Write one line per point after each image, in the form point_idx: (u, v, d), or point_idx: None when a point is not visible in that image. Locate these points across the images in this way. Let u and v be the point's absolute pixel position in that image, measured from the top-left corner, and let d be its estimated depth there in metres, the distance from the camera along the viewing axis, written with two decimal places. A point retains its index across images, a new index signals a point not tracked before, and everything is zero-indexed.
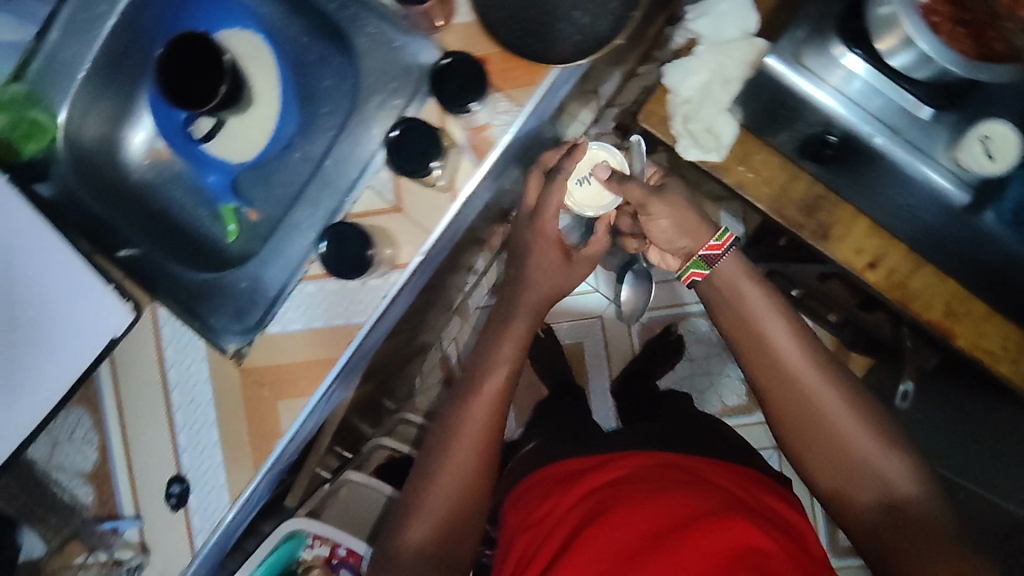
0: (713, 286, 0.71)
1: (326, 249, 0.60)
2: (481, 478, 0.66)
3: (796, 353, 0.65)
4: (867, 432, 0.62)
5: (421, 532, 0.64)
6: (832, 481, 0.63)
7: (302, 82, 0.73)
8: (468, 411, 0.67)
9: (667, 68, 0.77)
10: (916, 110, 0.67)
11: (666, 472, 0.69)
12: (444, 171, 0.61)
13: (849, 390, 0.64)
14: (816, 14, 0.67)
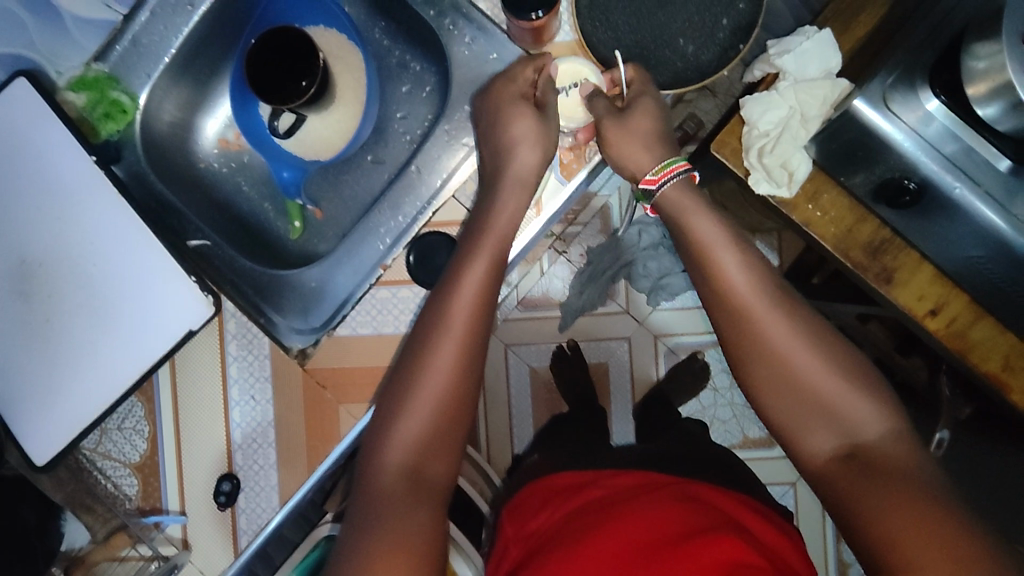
0: (664, 216, 0.63)
1: (412, 259, 0.63)
2: (452, 404, 0.56)
3: (755, 286, 0.57)
4: (834, 372, 0.55)
5: (406, 448, 0.54)
6: (789, 430, 0.56)
7: (383, 86, 0.73)
8: (445, 317, 0.57)
9: (747, 99, 0.77)
10: (994, 160, 0.66)
11: (663, 487, 0.69)
12: (542, 191, 0.66)
13: (812, 328, 0.57)
14: (908, 58, 0.66)
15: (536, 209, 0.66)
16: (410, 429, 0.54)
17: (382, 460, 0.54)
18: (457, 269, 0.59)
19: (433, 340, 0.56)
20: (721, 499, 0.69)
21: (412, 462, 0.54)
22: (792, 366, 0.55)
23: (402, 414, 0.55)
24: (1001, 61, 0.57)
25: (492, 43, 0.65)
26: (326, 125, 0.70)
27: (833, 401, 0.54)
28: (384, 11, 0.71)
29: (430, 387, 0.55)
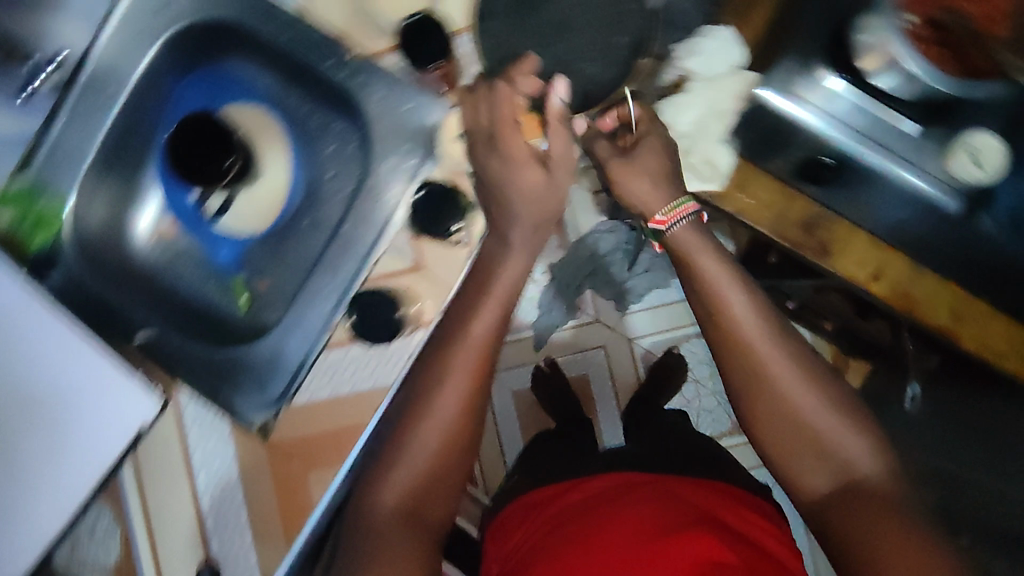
0: (669, 251, 0.71)
1: (355, 318, 0.64)
2: (446, 451, 0.64)
3: (752, 321, 0.67)
4: (831, 415, 0.65)
5: (399, 492, 0.63)
6: (787, 457, 0.66)
7: (309, 150, 0.73)
8: (448, 381, 0.64)
9: (662, 104, 0.78)
10: (898, 122, 0.74)
11: (650, 496, 0.76)
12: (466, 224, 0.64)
13: (810, 369, 0.66)
14: (801, 50, 0.74)
15: (466, 246, 0.64)
16: (410, 471, 0.63)
17: (377, 504, 0.63)
18: (448, 344, 0.64)
19: (431, 395, 0.64)
20: (700, 494, 0.77)
21: (404, 503, 0.63)
22: (795, 408, 0.65)
23: (396, 464, 0.63)
24: (886, 36, 0.66)
25: (399, 96, 0.64)
26: (258, 198, 0.73)
27: (831, 443, 0.64)
28: (296, 78, 0.71)
29: (425, 439, 0.64)
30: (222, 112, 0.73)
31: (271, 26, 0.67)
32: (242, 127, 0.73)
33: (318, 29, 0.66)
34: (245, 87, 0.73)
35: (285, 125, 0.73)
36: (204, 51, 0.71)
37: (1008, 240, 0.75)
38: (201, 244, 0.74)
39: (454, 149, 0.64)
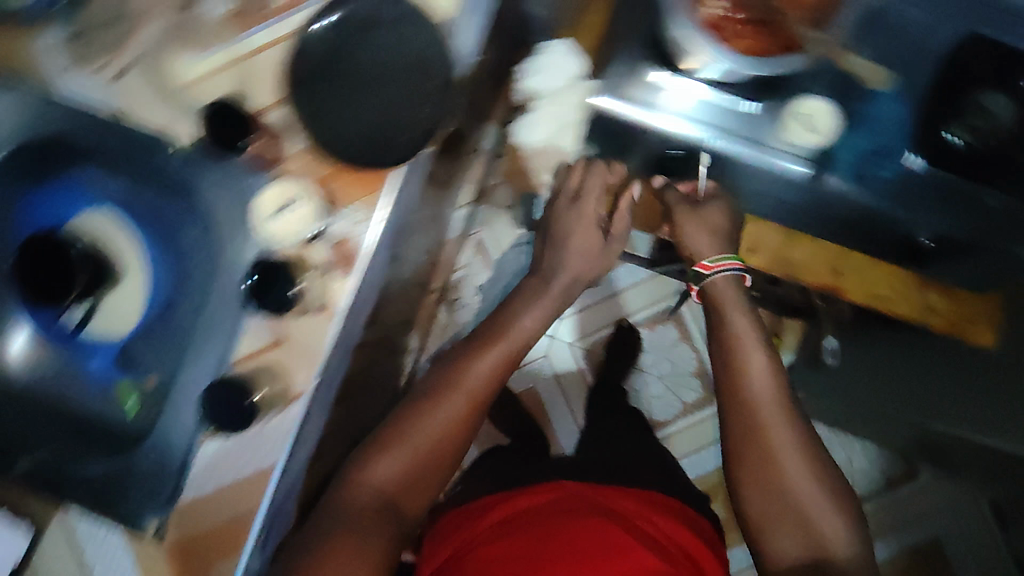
0: (705, 298, 0.80)
1: (211, 404, 0.62)
2: (440, 451, 0.66)
3: (764, 383, 0.71)
4: (820, 491, 0.66)
5: (386, 479, 0.64)
6: (761, 522, 0.68)
7: (167, 240, 0.71)
8: (450, 390, 0.67)
9: (517, 128, 0.88)
10: (737, 104, 0.72)
11: (591, 505, 0.81)
12: (311, 290, 0.62)
13: (808, 446, 0.69)
14: (627, 54, 0.74)
15: (324, 310, 0.62)
16: (411, 449, 0.65)
17: (372, 473, 0.64)
18: (435, 397, 0.67)
19: (431, 400, 0.67)
20: (632, 503, 0.84)
21: (386, 493, 0.63)
22: (786, 477, 0.67)
23: (388, 451, 0.65)
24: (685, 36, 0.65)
25: (234, 178, 0.64)
26: (122, 299, 0.70)
27: (813, 514, 0.65)
28: (139, 174, 0.69)
29: (424, 431, 0.65)
30: (69, 222, 0.69)
31: (100, 130, 0.66)
32: (92, 233, 0.70)
33: (143, 125, 0.65)
34: (93, 190, 0.71)
35: (139, 219, 0.71)
36: (45, 164, 0.69)
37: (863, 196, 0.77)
38: (76, 358, 0.70)
39: (281, 223, 0.62)
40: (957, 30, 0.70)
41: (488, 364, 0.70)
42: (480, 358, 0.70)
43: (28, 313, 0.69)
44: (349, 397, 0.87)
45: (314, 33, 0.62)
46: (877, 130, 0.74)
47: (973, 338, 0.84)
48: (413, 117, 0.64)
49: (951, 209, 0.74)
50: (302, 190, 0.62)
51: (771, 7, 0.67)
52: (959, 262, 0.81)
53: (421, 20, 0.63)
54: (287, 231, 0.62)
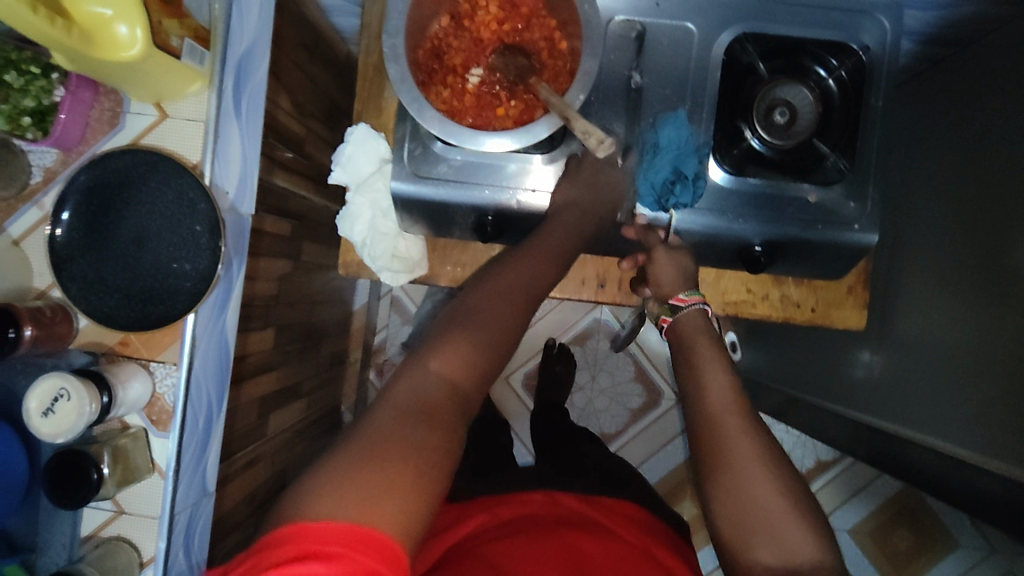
0: (677, 333, 0.67)
1: None
2: (507, 344, 0.58)
3: (723, 397, 0.59)
4: (787, 506, 0.53)
5: (450, 368, 0.54)
6: (736, 539, 0.53)
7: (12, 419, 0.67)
8: (516, 269, 0.63)
9: (337, 221, 0.82)
10: (525, 162, 0.73)
11: (584, 525, 0.74)
12: (114, 471, 0.61)
13: (774, 460, 0.55)
14: (411, 131, 0.74)
15: (154, 471, 0.65)
16: (477, 337, 0.56)
17: (427, 362, 0.54)
18: (479, 300, 0.59)
19: (495, 290, 0.60)
20: (623, 527, 0.75)
21: (452, 386, 0.53)
22: (749, 486, 0.54)
23: (453, 340, 0.55)
24: (435, 125, 0.63)
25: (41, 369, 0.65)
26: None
27: (776, 526, 0.52)
28: None
29: (490, 320, 0.57)
30: None
31: None
32: None
33: None
34: None
35: None
36: None
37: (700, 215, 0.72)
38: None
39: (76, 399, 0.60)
40: (722, 35, 0.71)
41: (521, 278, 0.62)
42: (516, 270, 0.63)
43: None
44: (242, 520, 0.86)
45: (63, 235, 0.62)
46: (673, 155, 0.69)
47: (842, 323, 0.83)
48: (181, 269, 0.63)
49: (769, 214, 0.71)
50: (67, 384, 0.55)
51: (524, 68, 0.67)
52: (797, 264, 0.78)
53: (167, 175, 0.62)
54: (58, 430, 0.56)
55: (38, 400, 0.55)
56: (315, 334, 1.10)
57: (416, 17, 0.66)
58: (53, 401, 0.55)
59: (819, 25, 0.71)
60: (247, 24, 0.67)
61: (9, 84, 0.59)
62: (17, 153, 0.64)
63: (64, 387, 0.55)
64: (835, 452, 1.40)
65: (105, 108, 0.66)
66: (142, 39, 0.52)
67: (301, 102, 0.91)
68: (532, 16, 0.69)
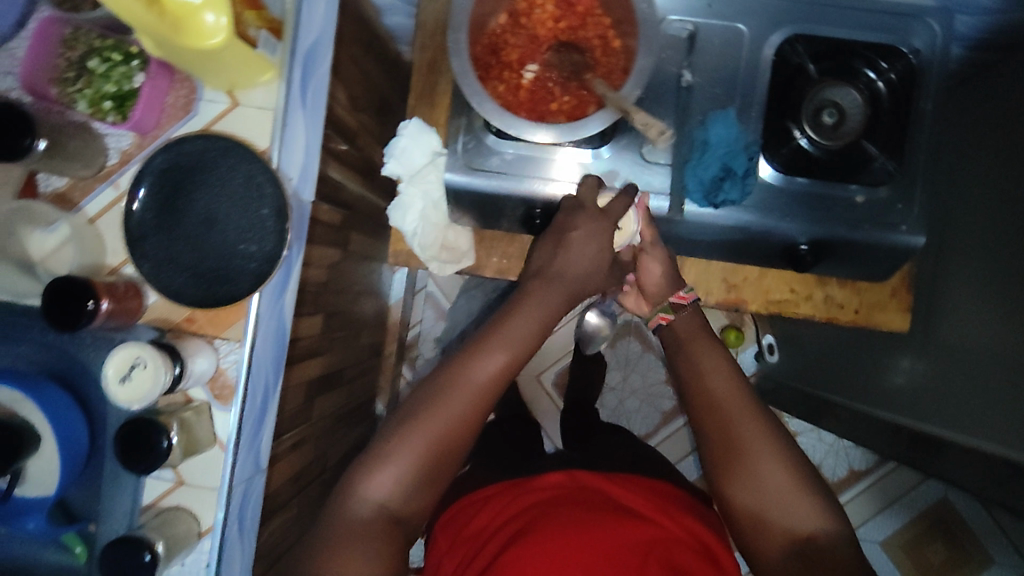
0: (674, 331, 0.75)
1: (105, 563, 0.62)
2: (451, 439, 0.63)
3: (723, 382, 0.68)
4: (787, 470, 0.63)
5: (387, 490, 0.62)
6: (752, 513, 0.63)
7: (80, 392, 0.72)
8: (520, 307, 0.68)
9: (388, 211, 0.83)
10: (578, 156, 0.75)
11: (607, 505, 0.76)
12: (179, 440, 0.64)
13: (776, 432, 0.65)
14: (465, 125, 0.76)
15: (215, 444, 0.68)
16: (417, 445, 0.62)
17: (368, 484, 0.62)
18: (425, 405, 0.63)
19: (447, 390, 0.63)
20: (647, 502, 0.77)
21: (388, 506, 0.62)
22: (753, 460, 0.64)
23: (390, 461, 0.62)
24: (494, 117, 0.65)
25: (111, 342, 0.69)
26: (44, 460, 0.69)
27: (779, 492, 0.62)
28: (46, 346, 0.71)
29: (437, 423, 0.63)
30: None
31: None
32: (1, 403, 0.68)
33: (17, 302, 0.71)
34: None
35: (35, 382, 0.69)
36: None
37: (745, 215, 0.73)
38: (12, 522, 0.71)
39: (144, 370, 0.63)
40: (773, 36, 0.73)
41: (485, 370, 0.64)
42: (473, 368, 0.64)
43: None
44: (287, 500, 0.88)
45: (138, 211, 0.65)
46: (721, 152, 0.71)
47: (885, 324, 0.84)
48: (247, 251, 0.66)
49: (815, 214, 0.73)
50: (144, 355, 0.58)
51: (578, 64, 0.70)
52: (841, 264, 0.79)
53: (237, 160, 0.65)
54: (133, 397, 0.59)
55: (116, 367, 0.59)
56: (356, 325, 1.12)
57: (477, 14, 0.68)
58: (131, 369, 0.59)
59: (870, 26, 0.73)
60: (315, 20, 0.71)
61: (94, 70, 0.65)
62: (95, 135, 0.67)
63: (141, 355, 0.58)
64: (868, 462, 1.39)
65: (179, 95, 0.68)
66: (225, 28, 0.55)
67: (355, 96, 0.93)
68: (588, 14, 0.70)
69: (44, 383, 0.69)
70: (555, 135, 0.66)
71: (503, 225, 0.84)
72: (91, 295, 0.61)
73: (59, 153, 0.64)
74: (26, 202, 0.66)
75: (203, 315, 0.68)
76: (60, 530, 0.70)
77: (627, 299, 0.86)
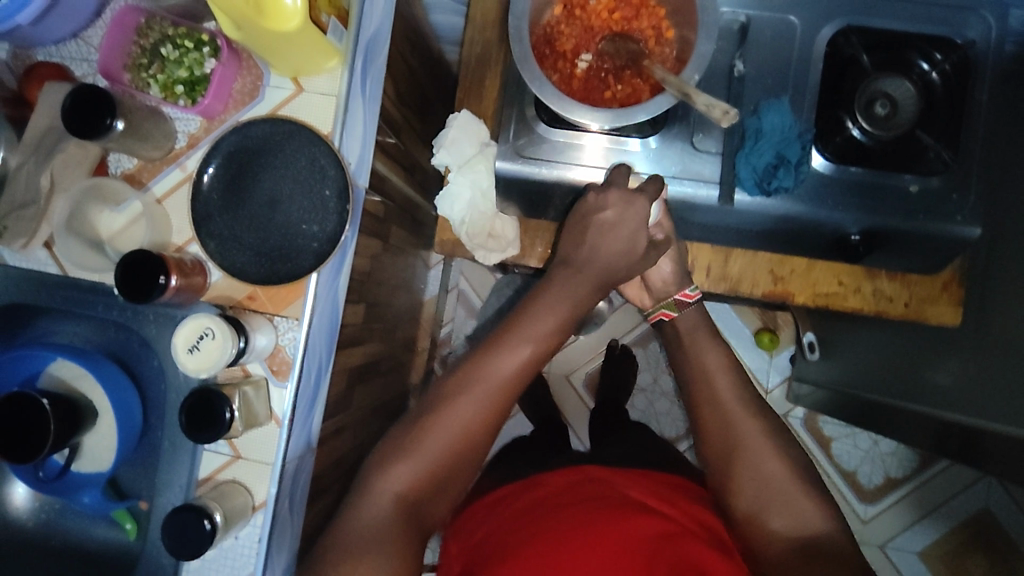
0: (675, 328, 0.80)
1: (167, 535, 0.63)
2: (467, 436, 0.65)
3: (723, 380, 0.75)
4: (786, 469, 0.70)
5: (402, 487, 0.63)
6: (757, 509, 0.69)
7: (137, 369, 0.73)
8: (543, 294, 0.68)
9: (436, 200, 0.85)
10: (630, 144, 0.76)
11: (620, 500, 0.74)
12: (240, 413, 0.65)
13: (774, 432, 0.72)
14: (516, 115, 0.77)
15: (271, 420, 0.69)
16: (436, 439, 0.64)
17: (386, 478, 0.63)
18: (441, 402, 0.65)
19: (461, 389, 0.65)
20: (660, 498, 0.75)
21: (403, 504, 0.63)
22: (756, 458, 0.70)
23: (407, 457, 0.63)
24: (551, 101, 0.67)
25: (173, 319, 0.71)
26: (100, 437, 0.71)
27: (784, 488, 0.68)
28: (106, 325, 0.73)
29: (452, 422, 0.64)
30: (43, 378, 0.71)
31: (48, 293, 0.71)
32: (64, 380, 0.71)
33: (84, 279, 0.71)
34: (53, 347, 0.71)
35: (94, 359, 0.71)
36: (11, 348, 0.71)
37: (796, 205, 0.74)
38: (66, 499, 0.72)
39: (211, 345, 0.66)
40: (824, 29, 0.74)
41: (500, 369, 0.65)
42: (487, 366, 0.65)
43: (20, 474, 0.69)
44: (328, 485, 0.90)
45: (205, 190, 0.67)
46: (776, 141, 0.71)
47: (935, 319, 0.83)
48: (310, 231, 0.68)
49: (870, 204, 0.72)
50: (213, 324, 0.63)
51: (635, 52, 0.70)
52: (893, 254, 0.79)
53: (301, 143, 0.67)
54: (201, 365, 0.63)
55: (188, 334, 0.63)
56: (393, 319, 1.14)
57: (534, 5, 0.70)
58: (204, 337, 0.63)
59: (925, 18, 0.73)
60: (375, 11, 0.73)
61: (166, 56, 0.68)
62: (164, 118, 0.70)
63: (213, 323, 0.63)
64: (906, 470, 1.36)
65: (246, 81, 0.71)
66: (301, 10, 0.57)
67: (402, 91, 0.95)
68: (643, 5, 0.72)
69: (99, 358, 0.71)
70: (607, 121, 0.67)
71: (548, 214, 0.85)
72: (161, 271, 0.62)
73: (133, 133, 0.66)
74: (100, 180, 0.69)
75: (262, 293, 0.70)
76: (114, 504, 0.70)
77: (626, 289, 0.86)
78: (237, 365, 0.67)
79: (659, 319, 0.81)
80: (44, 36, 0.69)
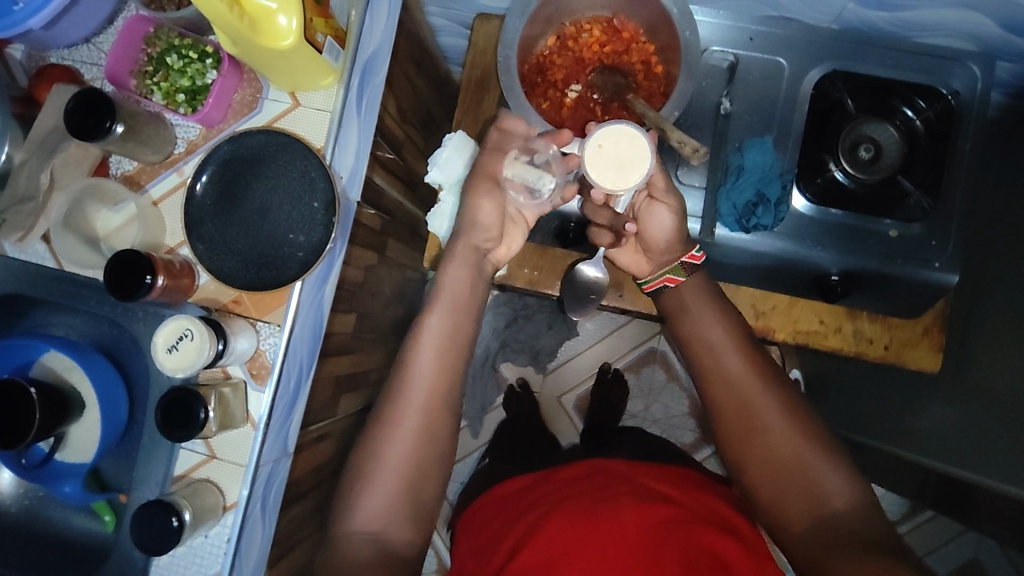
0: (673, 299, 0.74)
1: (137, 530, 0.65)
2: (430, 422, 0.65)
3: (735, 360, 0.68)
4: (807, 440, 0.64)
5: (388, 486, 0.63)
6: (775, 496, 0.63)
7: (124, 364, 0.75)
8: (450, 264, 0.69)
9: (428, 218, 0.86)
10: None
11: (633, 489, 0.73)
12: (215, 413, 0.67)
13: (794, 408, 0.66)
14: None
15: (246, 422, 0.71)
16: (408, 426, 0.64)
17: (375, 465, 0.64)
18: (409, 399, 0.65)
19: (417, 395, 0.65)
20: (673, 487, 0.75)
21: (383, 521, 0.63)
22: (773, 440, 0.64)
23: (388, 447, 0.64)
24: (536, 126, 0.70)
25: (160, 318, 0.73)
26: (86, 428, 0.73)
27: (804, 465, 0.63)
28: (98, 321, 0.75)
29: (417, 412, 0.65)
30: (35, 368, 0.73)
31: (42, 285, 0.73)
32: (54, 371, 0.73)
33: (79, 274, 0.73)
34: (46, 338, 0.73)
35: (83, 352, 0.72)
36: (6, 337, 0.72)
37: (777, 241, 0.75)
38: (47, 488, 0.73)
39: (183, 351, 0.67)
40: (812, 71, 0.75)
41: (420, 384, 0.65)
42: (409, 382, 0.65)
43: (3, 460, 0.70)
44: (306, 492, 0.91)
45: (199, 195, 0.69)
46: (756, 178, 0.73)
47: (915, 363, 0.83)
48: (296, 240, 0.70)
49: (848, 245, 0.74)
50: (193, 326, 0.65)
51: (621, 86, 0.73)
52: (871, 297, 0.80)
53: (293, 155, 0.70)
54: (178, 365, 0.66)
55: (168, 334, 0.66)
56: (387, 328, 1.15)
57: (527, 34, 0.72)
58: (185, 337, 0.66)
59: (910, 66, 0.74)
60: (375, 33, 0.76)
61: (171, 65, 0.71)
62: (166, 124, 0.73)
63: (190, 324, 0.66)
64: (897, 514, 1.34)
65: (246, 93, 0.73)
66: (296, 30, 0.60)
67: (405, 109, 0.98)
68: (633, 41, 0.74)
69: (90, 352, 0.73)
70: None
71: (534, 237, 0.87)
72: (147, 273, 0.65)
73: (133, 136, 0.68)
74: (101, 181, 0.72)
75: (244, 301, 0.72)
76: (94, 496, 0.71)
77: (620, 255, 0.77)
78: (217, 367, 0.69)
79: (661, 285, 0.74)
80: (57, 39, 0.72)
